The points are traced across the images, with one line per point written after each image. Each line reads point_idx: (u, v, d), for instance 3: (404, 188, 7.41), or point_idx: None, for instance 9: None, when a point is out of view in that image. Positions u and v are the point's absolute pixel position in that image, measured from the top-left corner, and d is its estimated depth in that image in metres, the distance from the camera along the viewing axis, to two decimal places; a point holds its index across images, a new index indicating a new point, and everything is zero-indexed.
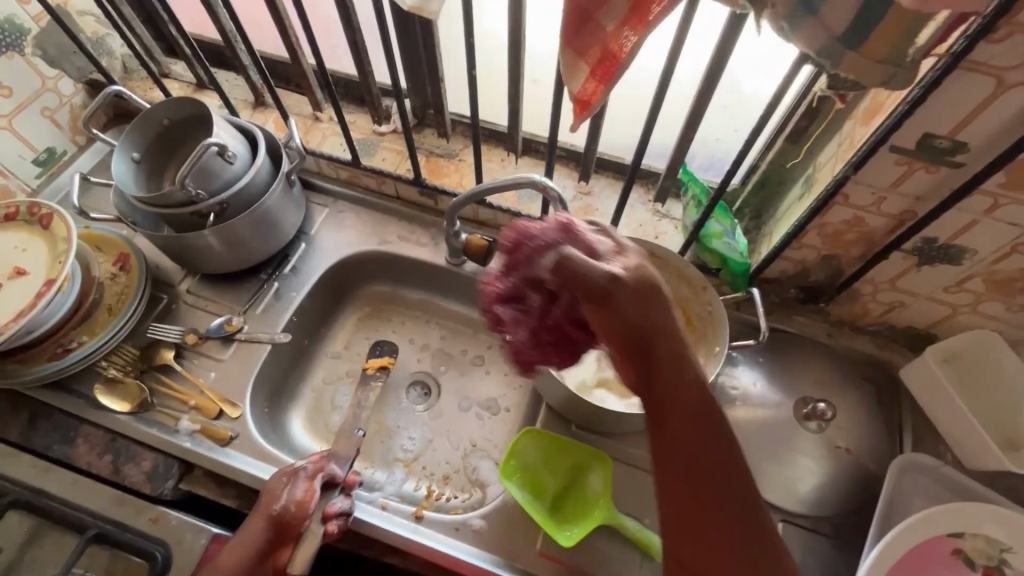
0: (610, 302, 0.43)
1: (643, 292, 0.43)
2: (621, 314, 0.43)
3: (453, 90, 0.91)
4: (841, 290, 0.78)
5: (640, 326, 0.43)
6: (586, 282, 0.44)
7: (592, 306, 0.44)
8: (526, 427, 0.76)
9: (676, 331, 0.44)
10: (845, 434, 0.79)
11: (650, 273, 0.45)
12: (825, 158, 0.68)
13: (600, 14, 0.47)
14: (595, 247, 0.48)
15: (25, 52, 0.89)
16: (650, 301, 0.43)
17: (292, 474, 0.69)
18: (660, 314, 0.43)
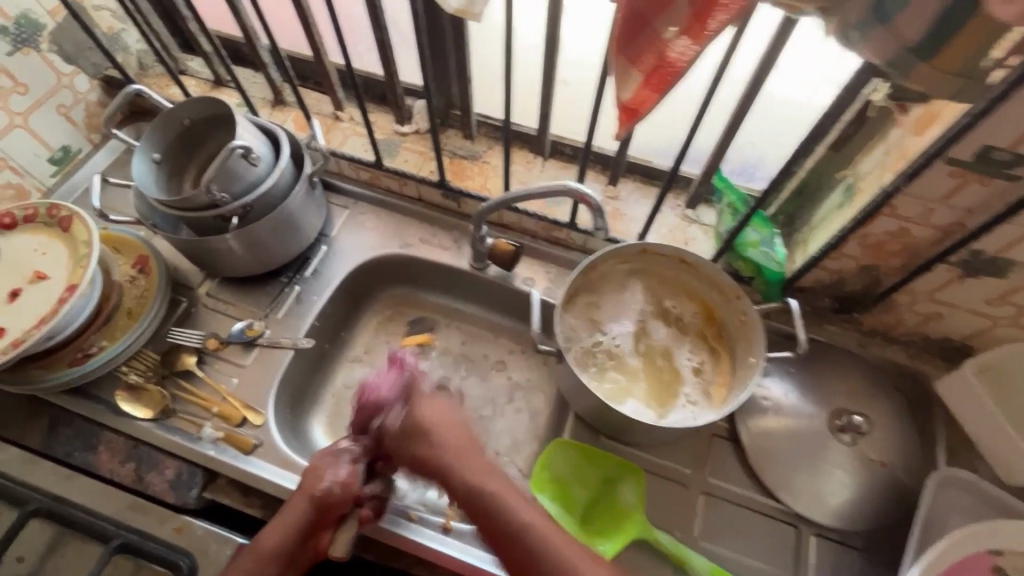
0: (428, 448, 0.66)
1: (459, 430, 0.68)
2: (412, 450, 0.68)
3: (479, 91, 0.88)
4: (878, 300, 0.76)
5: (444, 471, 0.64)
6: (409, 431, 0.68)
7: (419, 437, 0.67)
8: (556, 439, 0.73)
9: (474, 477, 0.62)
10: (879, 447, 0.77)
11: (418, 419, 0.68)
12: (869, 167, 0.66)
13: (658, 20, 0.45)
14: (419, 390, 0.72)
15: (41, 48, 0.87)
16: (455, 447, 0.66)
17: (332, 456, 0.70)
18: (453, 459, 0.65)
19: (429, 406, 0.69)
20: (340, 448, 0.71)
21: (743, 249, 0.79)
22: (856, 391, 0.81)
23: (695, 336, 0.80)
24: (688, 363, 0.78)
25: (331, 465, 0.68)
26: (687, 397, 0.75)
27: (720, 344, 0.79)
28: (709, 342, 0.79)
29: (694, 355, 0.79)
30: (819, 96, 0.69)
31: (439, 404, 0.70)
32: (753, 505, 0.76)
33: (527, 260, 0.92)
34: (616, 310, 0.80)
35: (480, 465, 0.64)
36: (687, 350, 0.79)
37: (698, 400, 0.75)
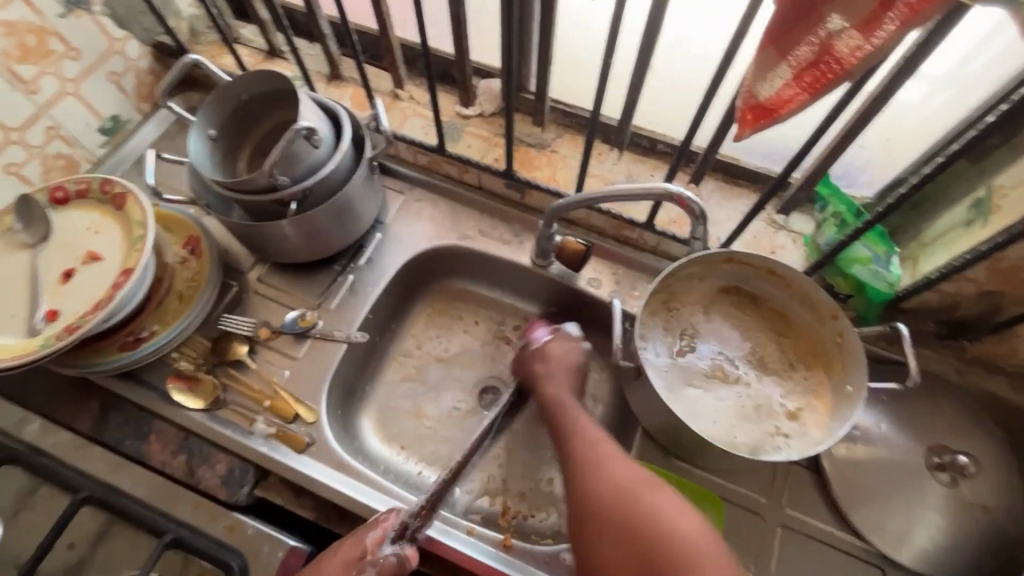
0: (541, 370, 0.74)
1: (570, 370, 0.74)
2: (535, 368, 0.75)
3: (556, 74, 0.81)
4: (994, 330, 0.69)
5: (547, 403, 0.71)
6: (535, 350, 0.76)
7: (542, 365, 0.75)
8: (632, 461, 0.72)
9: (577, 421, 0.67)
10: (979, 490, 0.70)
11: (562, 352, 0.76)
12: (1009, 183, 0.58)
13: (828, 4, 0.37)
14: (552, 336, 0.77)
15: (93, 10, 0.82)
16: (558, 377, 0.74)
17: (354, 571, 0.63)
18: (559, 403, 0.70)
19: (555, 346, 0.76)
20: (367, 559, 0.63)
21: (848, 264, 0.71)
22: (960, 428, 0.73)
23: (783, 377, 0.73)
24: (780, 405, 0.71)
25: None
26: (778, 431, 0.69)
27: (817, 386, 0.71)
28: (808, 386, 0.72)
29: (790, 398, 0.71)
30: (958, 99, 0.61)
31: (568, 348, 0.76)
32: (830, 540, 0.71)
33: (593, 260, 0.85)
34: (706, 324, 0.76)
35: (583, 416, 0.68)
36: (782, 391, 0.72)
37: (790, 437, 0.68)
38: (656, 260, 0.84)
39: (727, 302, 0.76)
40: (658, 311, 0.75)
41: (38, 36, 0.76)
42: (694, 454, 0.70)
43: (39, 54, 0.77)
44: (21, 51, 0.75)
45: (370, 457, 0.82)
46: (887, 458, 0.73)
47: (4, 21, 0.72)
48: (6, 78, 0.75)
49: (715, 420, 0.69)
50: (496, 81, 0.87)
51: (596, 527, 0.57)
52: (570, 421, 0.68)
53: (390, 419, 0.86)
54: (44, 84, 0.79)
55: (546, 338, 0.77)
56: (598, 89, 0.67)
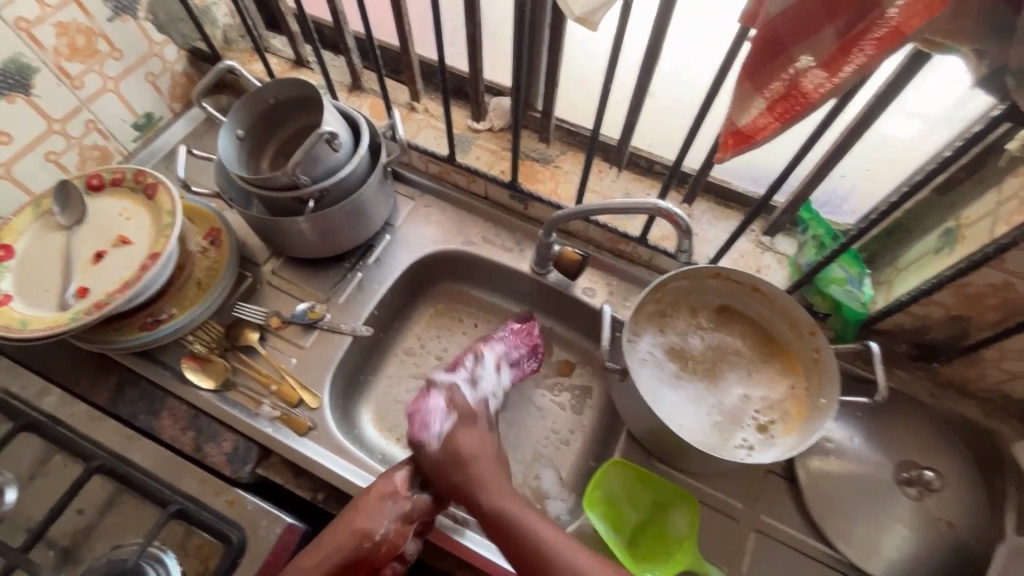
0: (476, 476, 0.69)
1: (491, 457, 0.72)
2: (450, 474, 0.70)
3: (562, 95, 0.87)
4: (962, 354, 0.73)
5: (500, 520, 0.65)
6: (438, 457, 0.72)
7: (456, 472, 0.70)
8: (612, 459, 0.74)
9: (494, 495, 0.67)
10: (946, 506, 0.74)
11: (460, 449, 0.71)
12: (973, 214, 0.63)
13: (797, 47, 0.42)
14: (443, 430, 0.74)
15: (138, 16, 0.88)
16: (497, 478, 0.69)
17: (389, 502, 0.68)
18: (503, 512, 0.65)
19: (465, 437, 0.73)
20: (401, 492, 0.69)
21: (825, 284, 0.76)
22: (927, 445, 0.78)
23: (770, 389, 0.77)
24: (754, 419, 0.75)
25: (387, 511, 0.67)
26: (745, 442, 0.73)
27: (792, 404, 0.75)
28: (782, 403, 0.75)
29: (765, 413, 0.75)
30: (929, 136, 0.67)
31: (476, 432, 0.74)
32: (802, 546, 0.74)
33: (589, 271, 0.90)
34: (698, 335, 0.80)
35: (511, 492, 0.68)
36: (757, 407, 0.76)
37: (756, 448, 0.72)
38: (648, 274, 0.88)
39: (717, 323, 0.81)
40: (650, 319, 0.80)
41: (86, 37, 0.83)
42: (674, 457, 0.74)
43: (86, 53, 0.84)
44: (70, 49, 0.82)
45: (367, 447, 0.86)
46: (858, 471, 0.76)
47: (58, 22, 0.79)
48: (54, 74, 0.81)
49: (697, 426, 0.74)
50: (506, 99, 0.93)
51: None
52: (552, 559, 0.61)
53: (387, 411, 0.90)
54: (88, 81, 0.85)
55: (444, 430, 0.74)
56: (598, 110, 0.72)
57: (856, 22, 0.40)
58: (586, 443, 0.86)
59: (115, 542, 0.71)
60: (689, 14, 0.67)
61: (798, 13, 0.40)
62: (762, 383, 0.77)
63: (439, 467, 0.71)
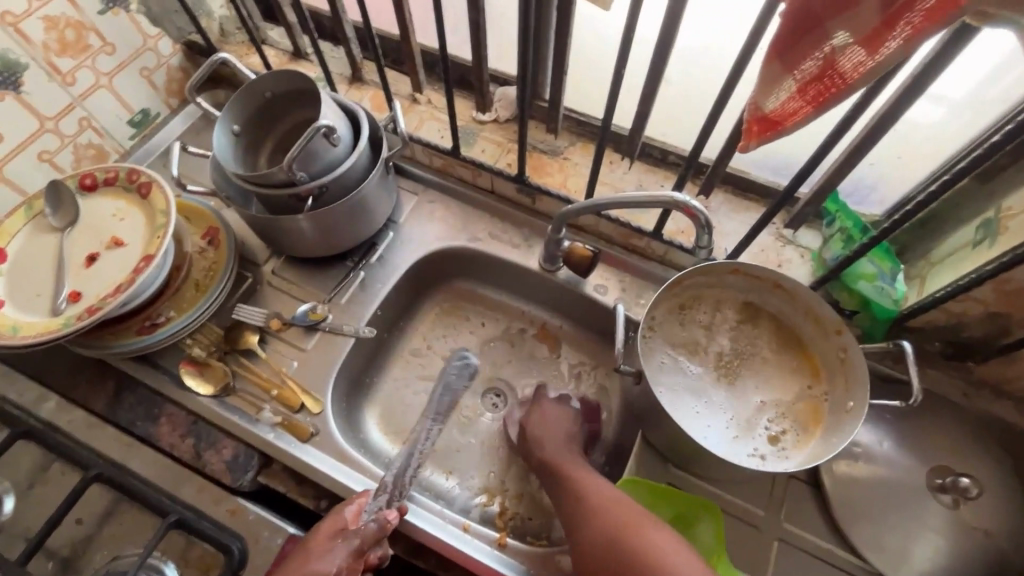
0: (535, 438, 0.76)
1: (564, 432, 0.77)
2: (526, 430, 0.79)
3: (570, 83, 0.83)
4: (1000, 353, 0.68)
5: (550, 466, 0.72)
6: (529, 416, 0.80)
7: (533, 419, 0.79)
8: (625, 478, 0.69)
9: (553, 444, 0.74)
10: (982, 513, 0.70)
11: (540, 412, 0.79)
12: (1018, 203, 0.58)
13: (834, 22, 0.38)
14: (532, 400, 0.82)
15: (130, 8, 0.85)
16: (562, 443, 0.75)
17: (339, 541, 0.62)
18: (559, 459, 0.72)
19: (548, 408, 0.80)
20: (351, 528, 0.64)
21: (853, 280, 0.72)
22: (959, 445, 0.74)
23: (784, 395, 0.73)
24: (766, 429, 0.71)
25: (337, 549, 0.61)
26: (756, 451, 0.69)
27: (806, 409, 0.71)
28: (795, 411, 0.72)
29: (776, 422, 0.71)
30: (969, 116, 0.62)
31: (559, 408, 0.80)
32: (828, 556, 0.71)
33: (601, 267, 0.86)
34: (709, 333, 0.76)
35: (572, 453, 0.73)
36: (770, 416, 0.72)
37: (767, 458, 0.68)
38: (663, 270, 0.84)
39: (735, 319, 0.77)
40: (663, 317, 0.77)
41: (77, 31, 0.80)
42: (693, 464, 0.71)
43: (77, 48, 0.81)
44: (60, 44, 0.79)
45: (372, 451, 0.83)
46: (888, 477, 0.72)
47: (46, 16, 0.76)
48: (45, 70, 0.79)
49: (709, 429, 0.71)
50: (512, 88, 0.89)
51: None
52: (580, 486, 0.66)
53: (393, 414, 0.87)
54: (80, 78, 0.83)
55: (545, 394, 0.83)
56: (610, 98, 0.68)
57: None
58: (599, 447, 0.83)
59: (114, 553, 0.69)
60: None
61: None
62: (772, 390, 0.73)
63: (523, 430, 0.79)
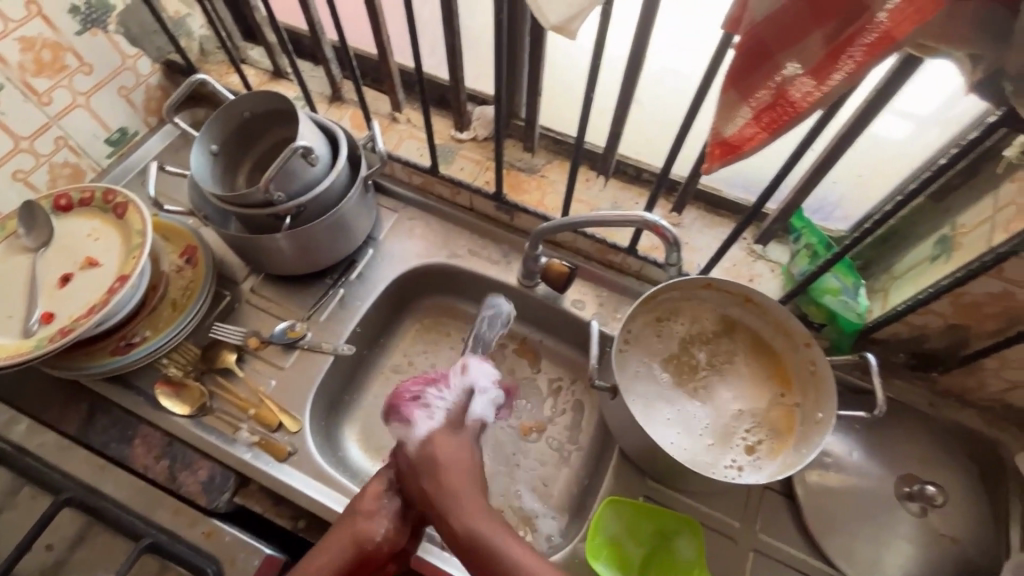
0: (446, 490, 0.60)
1: (469, 469, 0.62)
2: (423, 478, 0.62)
3: (546, 102, 0.85)
4: (961, 363, 0.71)
5: (465, 536, 0.56)
6: (426, 455, 0.63)
7: (429, 467, 0.62)
8: (607, 499, 0.70)
9: (460, 506, 0.58)
10: (948, 520, 0.72)
11: (433, 450, 0.63)
12: (970, 221, 0.60)
13: (783, 54, 0.40)
14: (415, 428, 0.65)
15: (109, 29, 0.86)
16: (464, 483, 0.60)
17: (384, 501, 0.64)
18: (472, 529, 0.56)
19: (439, 438, 0.64)
20: (394, 488, 0.65)
21: (819, 294, 0.74)
22: (926, 452, 0.76)
23: (759, 406, 0.75)
24: (743, 439, 0.72)
25: (382, 511, 0.63)
26: (732, 462, 0.71)
27: (781, 416, 0.73)
28: (772, 421, 0.73)
29: (753, 432, 0.73)
30: (923, 138, 0.65)
31: (451, 436, 0.65)
32: (802, 566, 0.72)
33: (577, 282, 0.88)
34: (684, 345, 0.78)
35: (480, 506, 0.58)
36: (748, 425, 0.73)
37: (744, 469, 0.70)
38: (638, 284, 0.86)
39: (714, 329, 0.79)
40: (639, 331, 0.78)
41: (54, 52, 0.80)
42: (669, 477, 0.72)
43: (53, 68, 0.81)
44: (36, 64, 0.79)
45: (351, 470, 0.83)
46: (858, 486, 0.74)
47: (22, 37, 0.76)
48: (20, 90, 0.78)
49: (686, 440, 0.72)
50: (489, 107, 0.91)
51: None
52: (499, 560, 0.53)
53: (373, 431, 0.87)
54: (56, 97, 0.83)
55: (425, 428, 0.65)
56: (583, 118, 0.70)
57: (845, 27, 0.38)
58: (578, 461, 0.83)
59: None
60: (674, 19, 0.65)
61: (784, 19, 0.38)
62: (749, 399, 0.75)
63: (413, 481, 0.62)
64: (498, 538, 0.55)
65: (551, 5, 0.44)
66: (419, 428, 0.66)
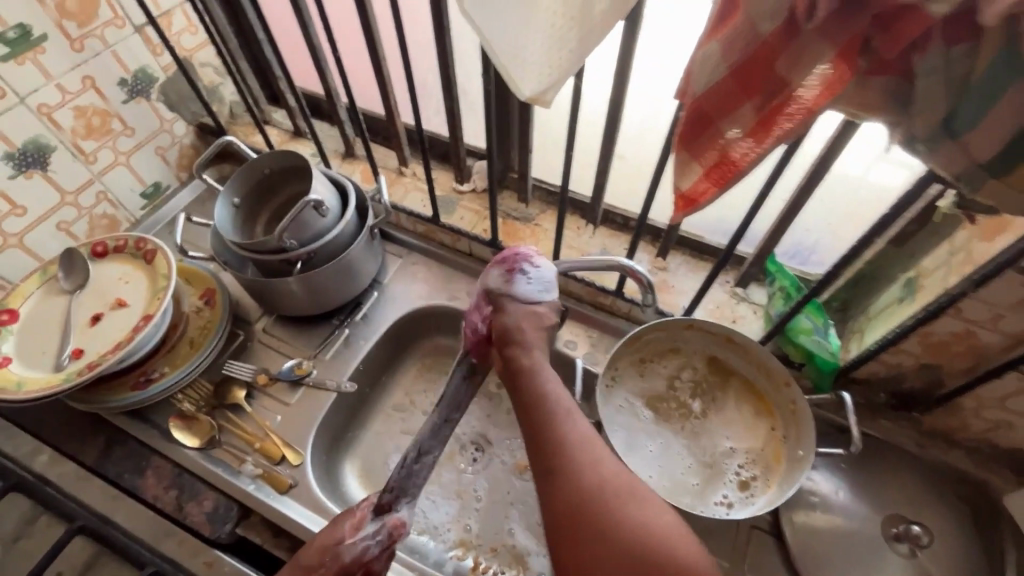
0: (519, 343, 0.61)
1: (544, 335, 0.64)
2: (508, 317, 0.64)
3: (538, 157, 0.92)
4: (940, 403, 0.73)
5: (529, 375, 0.58)
6: (514, 309, 0.64)
7: (513, 320, 0.63)
8: None
9: (531, 364, 0.60)
10: (938, 562, 0.73)
11: (533, 306, 0.65)
12: (932, 266, 0.64)
13: (723, 121, 0.46)
14: (514, 288, 0.65)
15: (151, 97, 0.97)
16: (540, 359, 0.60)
17: (326, 559, 0.60)
18: (537, 376, 0.58)
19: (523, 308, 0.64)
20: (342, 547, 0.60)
21: (794, 335, 0.77)
22: (913, 495, 0.78)
23: (752, 444, 0.76)
24: (735, 474, 0.74)
25: (321, 573, 0.59)
26: (723, 498, 0.73)
27: (771, 450, 0.75)
28: (763, 456, 0.75)
29: (746, 467, 0.75)
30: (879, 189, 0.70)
31: (540, 321, 0.64)
32: None
33: (570, 323, 0.92)
34: (677, 381, 0.81)
35: (549, 375, 0.59)
36: (741, 459, 0.75)
37: (735, 505, 0.72)
38: (628, 325, 0.90)
39: (705, 371, 0.82)
40: (631, 369, 0.82)
41: (102, 118, 0.91)
42: None
43: (101, 132, 0.91)
44: (87, 129, 0.89)
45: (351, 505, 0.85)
46: (847, 527, 0.75)
47: (77, 106, 0.87)
48: (70, 151, 0.89)
49: (672, 480, 0.75)
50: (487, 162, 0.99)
51: (581, 550, 0.46)
52: (563, 419, 0.54)
53: (372, 467, 0.90)
54: (101, 156, 0.93)
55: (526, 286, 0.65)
56: (567, 170, 0.77)
57: (770, 100, 0.44)
58: None
59: None
60: (648, 84, 0.73)
61: (718, 94, 0.44)
62: (744, 435, 0.77)
63: (503, 314, 0.64)
64: (565, 408, 0.55)
65: (524, 77, 0.51)
66: (511, 280, 0.65)
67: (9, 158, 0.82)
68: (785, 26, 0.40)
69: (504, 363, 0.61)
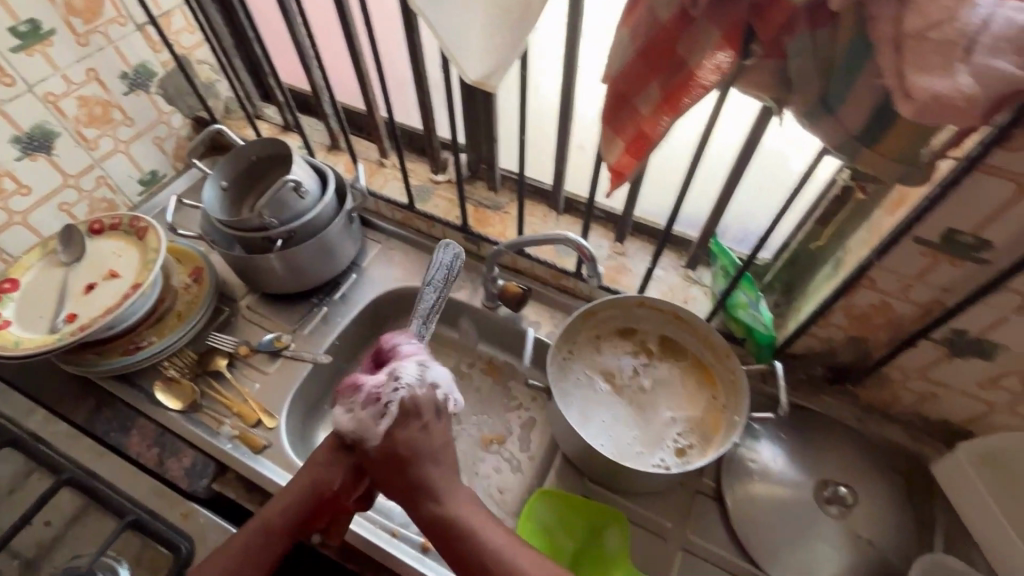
0: (410, 471, 0.62)
1: (431, 455, 0.64)
2: (376, 450, 0.63)
3: (505, 149, 0.99)
4: (869, 375, 0.78)
5: (435, 506, 0.61)
6: (386, 452, 0.63)
7: (387, 460, 0.63)
8: (540, 489, 0.78)
9: (436, 481, 0.62)
10: (869, 524, 0.77)
11: (395, 440, 0.63)
12: (853, 244, 0.69)
13: (637, 99, 0.52)
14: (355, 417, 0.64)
15: (150, 90, 1.04)
16: (436, 461, 0.64)
17: (338, 457, 0.68)
18: (444, 509, 0.60)
19: (397, 435, 0.63)
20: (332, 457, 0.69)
21: (733, 310, 0.83)
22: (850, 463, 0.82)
23: (692, 413, 0.82)
24: (673, 442, 0.79)
25: (338, 468, 0.68)
26: (663, 461, 0.77)
27: (709, 418, 0.81)
28: (701, 424, 0.80)
29: (684, 436, 0.80)
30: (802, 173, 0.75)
31: (409, 432, 0.63)
32: (727, 565, 0.77)
33: (534, 304, 0.98)
34: (627, 357, 0.87)
35: (453, 488, 0.62)
36: (679, 429, 0.80)
37: (673, 467, 0.77)
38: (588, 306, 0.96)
39: (654, 346, 0.87)
40: (584, 343, 0.87)
41: (103, 108, 0.98)
42: (602, 476, 0.79)
43: (102, 121, 0.99)
44: (90, 118, 0.97)
45: None
46: (783, 493, 0.80)
47: (80, 96, 0.94)
48: (73, 138, 0.96)
49: (616, 445, 0.79)
50: None
51: None
52: (471, 529, 0.58)
53: None
54: (102, 144, 1.00)
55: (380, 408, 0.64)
56: (524, 158, 0.83)
57: (672, 80, 0.50)
58: (529, 467, 0.90)
59: (74, 553, 0.75)
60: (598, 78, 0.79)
61: (629, 75, 0.51)
62: (685, 406, 0.82)
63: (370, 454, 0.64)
64: (472, 513, 0.60)
65: (469, 63, 0.57)
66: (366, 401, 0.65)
67: (16, 141, 0.89)
68: (679, 15, 0.47)
69: (411, 505, 0.62)
